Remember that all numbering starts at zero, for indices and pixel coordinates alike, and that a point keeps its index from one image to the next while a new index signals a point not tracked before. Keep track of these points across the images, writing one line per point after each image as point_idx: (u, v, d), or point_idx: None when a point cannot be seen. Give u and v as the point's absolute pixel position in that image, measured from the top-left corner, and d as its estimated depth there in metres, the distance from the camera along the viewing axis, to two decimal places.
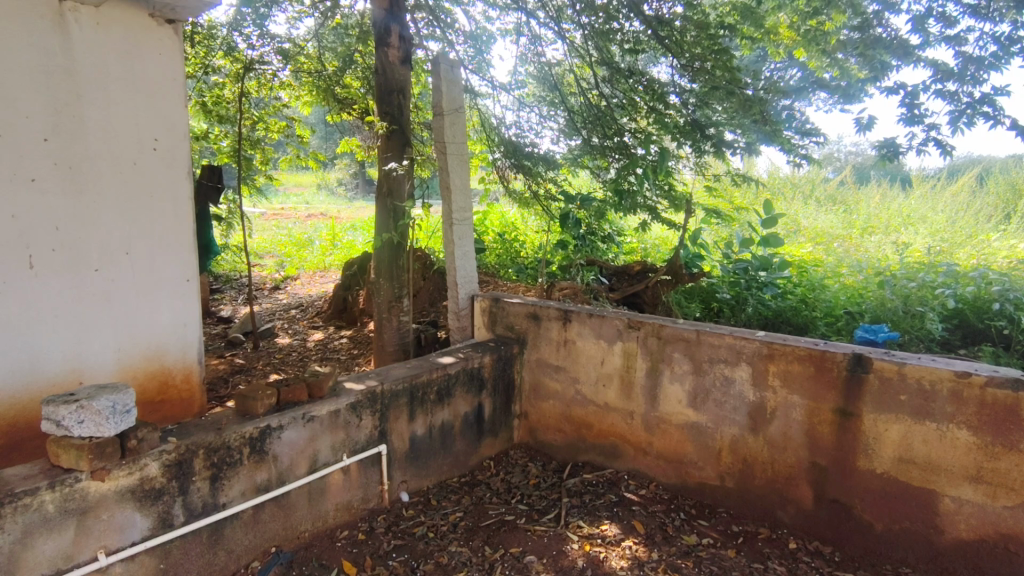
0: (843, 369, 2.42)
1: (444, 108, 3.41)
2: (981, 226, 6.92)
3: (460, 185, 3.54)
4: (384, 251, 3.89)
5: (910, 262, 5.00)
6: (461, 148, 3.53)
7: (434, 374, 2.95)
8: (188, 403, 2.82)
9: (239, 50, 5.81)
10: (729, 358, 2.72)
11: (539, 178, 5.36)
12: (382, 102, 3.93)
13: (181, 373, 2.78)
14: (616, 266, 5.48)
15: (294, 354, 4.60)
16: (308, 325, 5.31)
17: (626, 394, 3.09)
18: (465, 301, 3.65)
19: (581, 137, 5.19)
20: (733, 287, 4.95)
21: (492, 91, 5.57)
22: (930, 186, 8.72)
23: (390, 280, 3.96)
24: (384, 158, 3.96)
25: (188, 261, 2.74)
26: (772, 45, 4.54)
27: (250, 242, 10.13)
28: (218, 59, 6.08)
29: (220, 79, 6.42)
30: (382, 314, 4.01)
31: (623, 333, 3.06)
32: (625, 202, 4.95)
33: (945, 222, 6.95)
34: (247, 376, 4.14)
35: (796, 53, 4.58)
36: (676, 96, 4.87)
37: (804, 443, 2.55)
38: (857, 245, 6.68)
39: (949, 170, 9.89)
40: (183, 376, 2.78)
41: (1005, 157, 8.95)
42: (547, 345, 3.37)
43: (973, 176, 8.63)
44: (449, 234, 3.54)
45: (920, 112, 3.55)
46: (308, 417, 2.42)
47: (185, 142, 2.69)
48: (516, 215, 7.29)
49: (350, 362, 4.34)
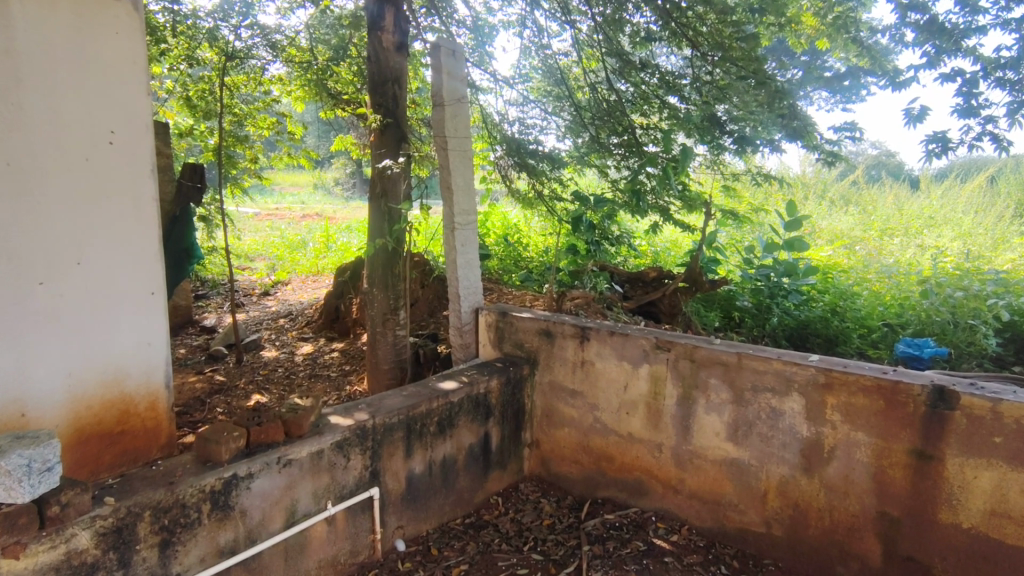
0: (921, 405, 2.04)
1: (445, 98, 3.01)
2: (1006, 228, 6.57)
3: (463, 185, 3.14)
4: (377, 258, 3.50)
5: (948, 268, 4.65)
6: (463, 144, 3.13)
7: (433, 404, 2.56)
8: (153, 435, 2.42)
9: (223, 40, 5.38)
10: (777, 388, 2.33)
11: (544, 177, 4.96)
12: (376, 92, 3.55)
13: (145, 400, 2.38)
14: (629, 272, 5.07)
15: (280, 371, 4.18)
16: (296, 337, 4.91)
17: (653, 424, 2.71)
18: (469, 315, 3.25)
19: (588, 134, 4.86)
20: (755, 296, 4.66)
21: (494, 86, 5.18)
22: (946, 185, 8.38)
23: (384, 291, 3.56)
24: (378, 155, 3.58)
25: (153, 271, 2.37)
26: (794, 34, 4.18)
27: (240, 244, 9.72)
28: (203, 51, 5.69)
29: (205, 72, 6.03)
30: (376, 327, 3.62)
31: (650, 355, 2.67)
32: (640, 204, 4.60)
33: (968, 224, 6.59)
34: (228, 397, 3.73)
35: (819, 45, 4.28)
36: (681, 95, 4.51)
37: (870, 489, 2.17)
38: (880, 250, 6.33)
39: (963, 170, 9.57)
40: (147, 403, 2.39)
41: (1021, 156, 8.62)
42: (561, 366, 2.98)
43: (993, 175, 8.29)
44: (451, 240, 3.15)
45: (977, 103, 3.19)
46: (284, 462, 2.02)
47: (148, 136, 2.31)
48: (519, 217, 6.90)
49: (340, 381, 3.93)
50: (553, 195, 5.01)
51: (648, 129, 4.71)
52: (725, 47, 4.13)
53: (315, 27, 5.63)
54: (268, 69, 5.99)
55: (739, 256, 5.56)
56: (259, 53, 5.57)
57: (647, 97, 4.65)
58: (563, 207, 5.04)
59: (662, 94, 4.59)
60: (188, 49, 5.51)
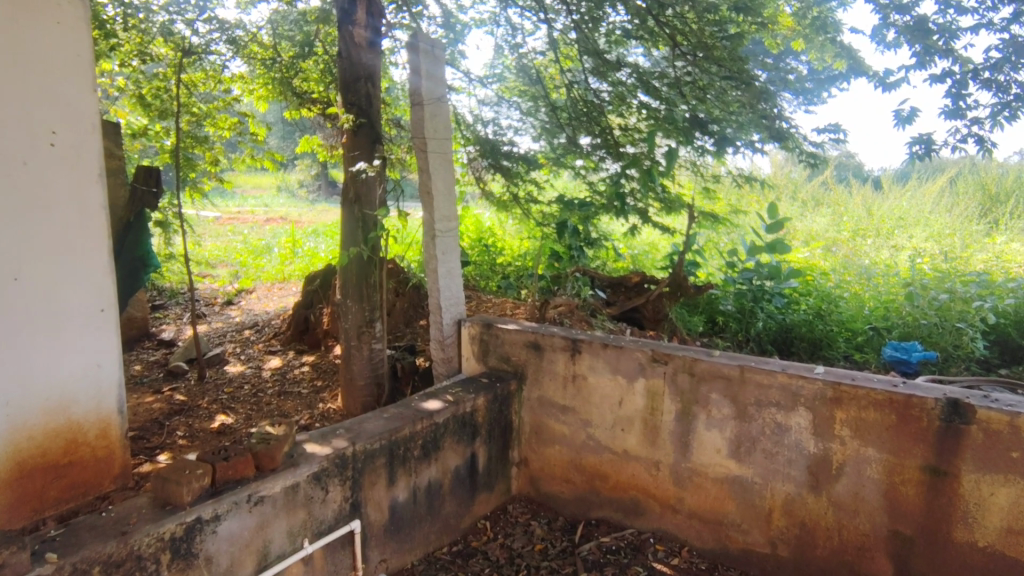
0: (936, 420, 1.95)
1: (424, 97, 2.84)
2: (971, 229, 6.72)
3: (443, 189, 2.96)
4: (351, 268, 3.29)
5: (926, 270, 4.70)
6: (444, 145, 2.95)
7: (418, 426, 2.38)
8: (105, 465, 2.17)
9: (179, 35, 5.05)
10: (783, 402, 2.23)
11: (519, 179, 4.76)
12: (349, 90, 3.34)
13: (96, 427, 2.12)
14: (610, 277, 4.93)
15: (246, 388, 3.89)
16: (263, 350, 4.63)
17: (650, 441, 2.58)
18: (451, 327, 3.07)
19: (565, 134, 4.65)
20: (738, 300, 4.59)
21: (467, 86, 5.00)
22: (909, 186, 8.57)
23: (359, 301, 3.35)
24: (351, 158, 3.36)
25: (104, 285, 2.10)
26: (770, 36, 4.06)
27: (200, 251, 9.29)
28: (158, 47, 5.36)
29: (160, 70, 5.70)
30: (350, 341, 3.40)
31: (646, 368, 2.54)
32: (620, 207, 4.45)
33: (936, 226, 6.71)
34: (190, 418, 3.44)
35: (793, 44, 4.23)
36: (643, 95, 4.40)
37: (881, 507, 2.08)
38: (854, 252, 6.40)
39: (924, 172, 9.83)
40: (98, 431, 2.13)
41: (979, 159, 8.89)
42: (551, 381, 2.83)
43: (955, 177, 8.52)
44: (431, 247, 2.97)
45: (966, 104, 3.19)
46: (255, 500, 1.81)
47: (95, 136, 2.05)
48: (491, 219, 6.72)
49: (312, 399, 3.68)
50: (528, 197, 4.79)
51: (627, 130, 4.58)
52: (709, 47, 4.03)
53: (277, 21, 5.31)
54: (228, 67, 5.69)
55: (720, 259, 5.52)
56: (218, 50, 5.26)
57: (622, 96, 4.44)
58: (538, 208, 4.85)
59: (640, 94, 4.42)
60: (141, 43, 5.18)
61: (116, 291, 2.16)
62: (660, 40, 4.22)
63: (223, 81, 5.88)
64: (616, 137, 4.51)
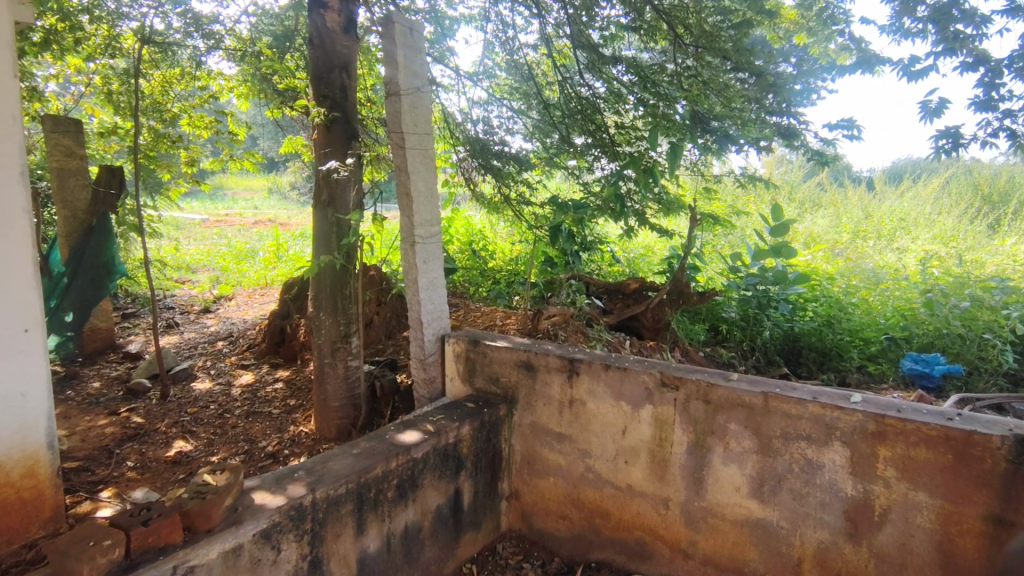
0: (1003, 461, 1.64)
1: (402, 87, 2.50)
2: (976, 231, 6.53)
3: (425, 190, 2.64)
4: (323, 278, 2.96)
5: (939, 276, 4.54)
6: (424, 142, 2.62)
7: (392, 464, 2.05)
8: (34, 506, 1.98)
9: (149, 29, 4.72)
10: (815, 436, 1.92)
11: (511, 180, 4.45)
12: (321, 80, 3.00)
13: (21, 465, 1.93)
14: (608, 282, 4.63)
15: (211, 408, 3.53)
16: (235, 364, 4.28)
17: (658, 476, 2.26)
18: (433, 345, 2.75)
19: (558, 133, 4.38)
20: (743, 307, 4.49)
21: (456, 83, 4.68)
22: (909, 188, 8.38)
23: (333, 315, 3.01)
24: (322, 155, 3.03)
25: (29, 303, 1.93)
26: (772, 29, 3.65)
27: (181, 255, 8.91)
28: (128, 41, 5.02)
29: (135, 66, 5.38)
30: (324, 358, 3.07)
31: (654, 394, 2.24)
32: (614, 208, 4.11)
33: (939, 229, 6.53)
34: (145, 444, 3.10)
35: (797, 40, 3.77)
36: (630, 98, 4.04)
37: (933, 561, 1.78)
38: (859, 255, 6.15)
39: (922, 172, 9.66)
40: (23, 469, 1.94)
41: (979, 161, 8.72)
42: (546, 406, 2.52)
43: (956, 176, 8.33)
44: (411, 256, 2.64)
45: (999, 95, 2.90)
46: (182, 573, 1.46)
47: (17, 140, 1.91)
48: (481, 220, 6.41)
49: (283, 420, 3.32)
50: (521, 198, 4.47)
51: (623, 129, 4.17)
52: (713, 41, 3.55)
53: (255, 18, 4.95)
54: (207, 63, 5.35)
55: (722, 262, 5.26)
56: (193, 44, 4.92)
57: (619, 94, 4.07)
58: (531, 210, 4.50)
59: (637, 91, 3.98)
60: (109, 37, 4.83)
61: (42, 310, 1.99)
62: (659, 37, 3.90)
63: (200, 77, 5.57)
64: (611, 136, 4.14)
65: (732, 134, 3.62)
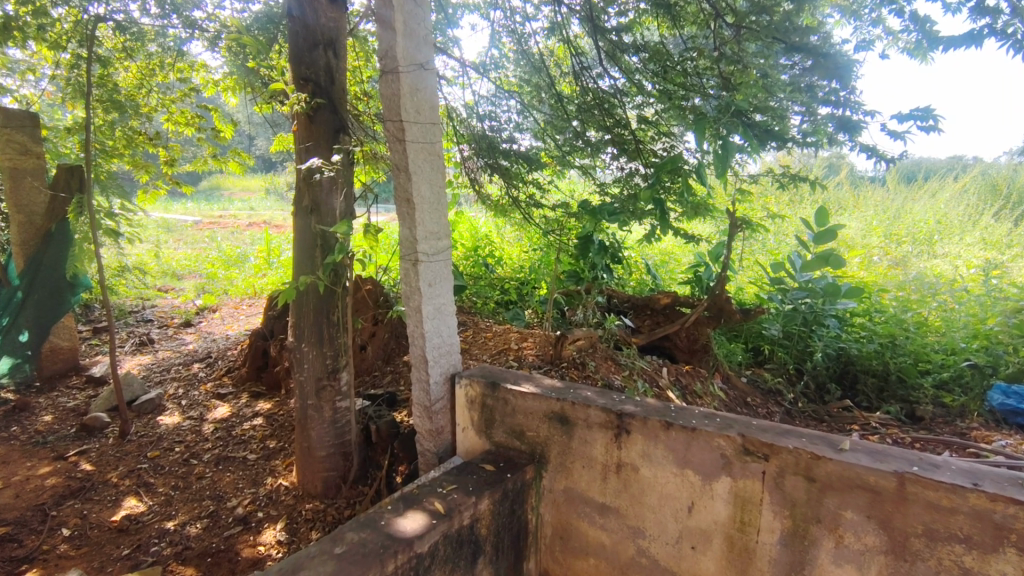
0: None
1: (400, 61, 1.94)
2: (1018, 236, 6.10)
3: (430, 195, 2.09)
4: (306, 302, 2.42)
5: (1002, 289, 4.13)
6: (428, 133, 2.06)
7: (389, 568, 1.51)
8: None
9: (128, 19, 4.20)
10: (977, 539, 1.38)
11: (520, 181, 3.85)
12: (301, 61, 2.45)
13: None
14: (635, 296, 4.05)
15: (176, 451, 2.97)
16: (210, 393, 3.72)
17: (738, 570, 1.72)
18: (440, 387, 2.22)
19: (572, 129, 3.62)
20: (787, 324, 3.97)
21: (462, 76, 4.13)
22: (934, 186, 7.89)
23: (318, 348, 2.47)
24: (302, 151, 2.49)
25: None
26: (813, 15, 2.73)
27: (165, 260, 8.34)
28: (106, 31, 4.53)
29: (114, 55, 4.86)
30: (306, 399, 2.52)
31: (733, 465, 1.69)
32: (623, 211, 3.27)
33: (979, 237, 6.09)
34: (88, 503, 2.57)
35: None
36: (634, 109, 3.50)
37: None
38: (899, 262, 5.61)
39: (941, 170, 9.18)
40: None
41: (1004, 160, 8.26)
42: (585, 469, 1.98)
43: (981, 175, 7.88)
44: (412, 277, 2.10)
45: None
46: None
47: None
48: (486, 223, 5.89)
49: (260, 469, 2.75)
50: (530, 201, 3.86)
51: (645, 124, 3.41)
52: (767, 9, 2.72)
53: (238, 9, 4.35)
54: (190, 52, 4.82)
55: (759, 272, 4.76)
56: (176, 33, 4.34)
57: (640, 85, 3.36)
58: (542, 213, 3.91)
59: (658, 83, 3.27)
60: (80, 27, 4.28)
61: None
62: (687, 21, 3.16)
63: (185, 70, 5.04)
64: (635, 132, 3.36)
65: (774, 128, 2.71)
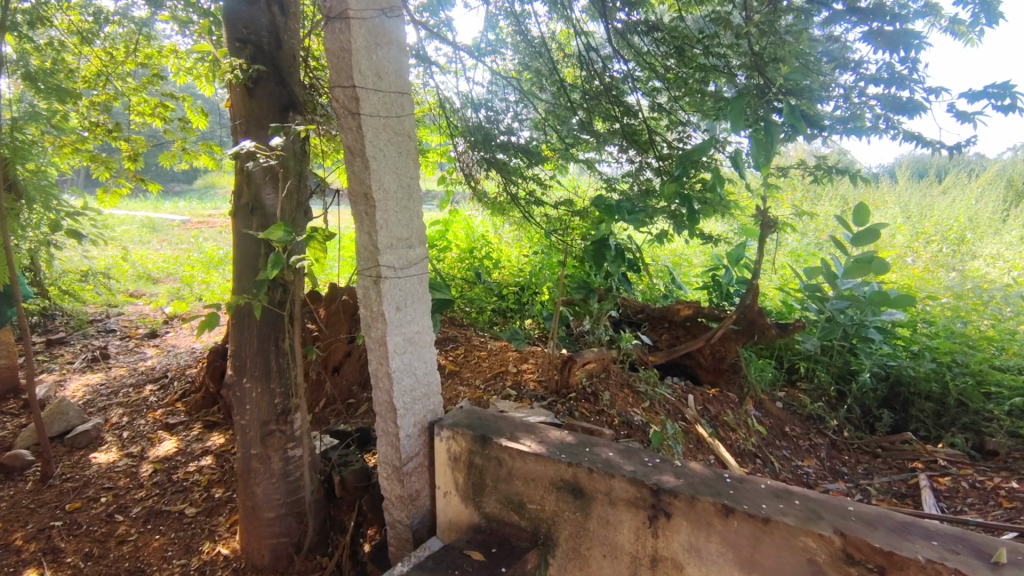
0: None
1: (350, 3, 1.39)
2: None
3: (394, 189, 1.57)
4: (246, 327, 1.89)
5: None
6: (390, 105, 1.53)
7: None
8: None
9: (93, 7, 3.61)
10: None
11: (519, 176, 3.25)
12: (236, 18, 1.90)
13: None
14: (651, 307, 3.51)
15: (101, 503, 2.46)
16: (158, 422, 3.20)
17: None
18: (414, 441, 1.70)
19: (578, 118, 3.01)
20: (826, 339, 3.41)
21: (455, 66, 3.57)
22: (959, 179, 7.36)
23: (261, 385, 1.94)
24: (234, 131, 1.97)
25: None
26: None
27: (139, 263, 7.78)
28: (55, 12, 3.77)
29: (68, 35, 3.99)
30: (248, 449, 2.00)
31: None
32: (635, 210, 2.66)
33: (1016, 236, 5.57)
34: None
35: None
36: (636, 96, 2.87)
37: None
38: (935, 263, 5.08)
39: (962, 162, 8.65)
40: None
41: None
42: (608, 561, 1.45)
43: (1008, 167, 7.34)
44: (373, 300, 1.57)
45: None
46: None
47: None
48: (485, 222, 5.34)
49: (197, 530, 2.24)
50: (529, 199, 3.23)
51: (657, 112, 2.86)
52: None
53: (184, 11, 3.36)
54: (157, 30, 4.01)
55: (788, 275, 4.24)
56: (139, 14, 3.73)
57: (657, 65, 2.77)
58: (543, 211, 3.32)
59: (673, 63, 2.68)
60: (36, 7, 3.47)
61: None
62: None
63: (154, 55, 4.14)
64: (646, 121, 2.82)
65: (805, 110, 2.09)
